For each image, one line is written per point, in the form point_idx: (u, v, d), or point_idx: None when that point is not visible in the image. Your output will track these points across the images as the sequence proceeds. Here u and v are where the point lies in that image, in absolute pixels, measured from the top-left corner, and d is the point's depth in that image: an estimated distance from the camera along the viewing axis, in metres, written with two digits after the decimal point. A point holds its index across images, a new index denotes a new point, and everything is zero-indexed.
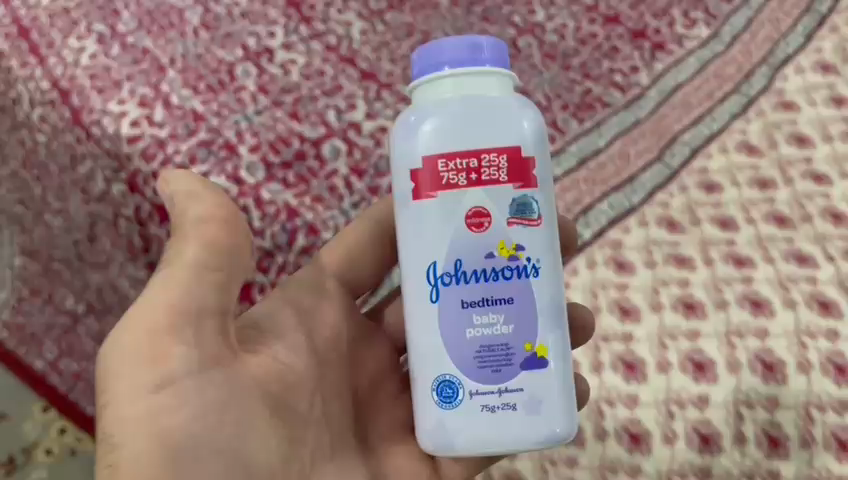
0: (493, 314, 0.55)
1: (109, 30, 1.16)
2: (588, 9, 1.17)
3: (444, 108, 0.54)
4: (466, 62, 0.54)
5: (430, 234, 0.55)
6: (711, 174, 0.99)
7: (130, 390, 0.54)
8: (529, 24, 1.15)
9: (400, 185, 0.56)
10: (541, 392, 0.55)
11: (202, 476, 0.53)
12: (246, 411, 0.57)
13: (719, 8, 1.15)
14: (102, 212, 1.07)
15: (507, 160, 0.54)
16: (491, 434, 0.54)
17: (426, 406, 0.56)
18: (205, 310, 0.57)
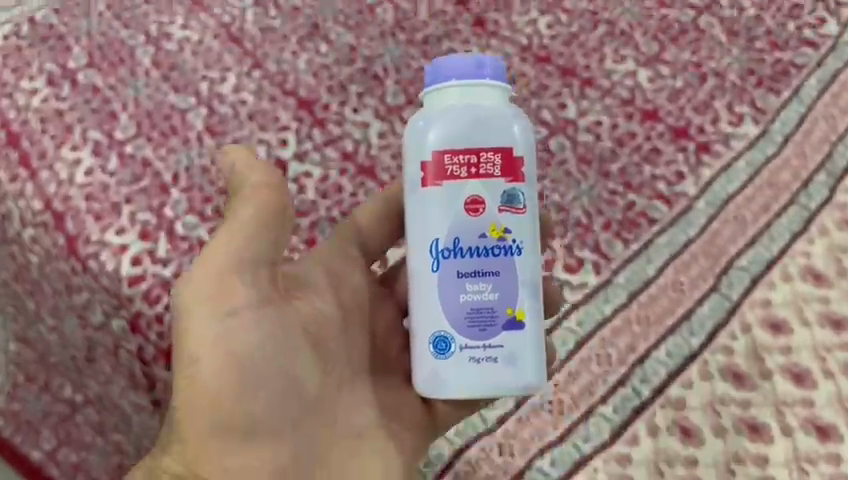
0: (483, 283, 0.68)
1: (105, 137, 1.08)
2: (624, 103, 1.10)
3: (449, 113, 0.66)
4: (470, 77, 0.66)
5: (434, 213, 0.68)
6: (775, 307, 0.93)
7: (204, 318, 0.70)
8: (562, 122, 1.07)
9: (411, 171, 0.69)
10: (517, 348, 0.67)
11: (260, 385, 0.71)
12: (289, 342, 0.73)
13: (767, 101, 1.09)
14: (101, 339, 0.99)
15: (500, 158, 0.67)
16: (475, 375, 0.67)
17: (425, 354, 0.69)
18: (262, 259, 0.72)
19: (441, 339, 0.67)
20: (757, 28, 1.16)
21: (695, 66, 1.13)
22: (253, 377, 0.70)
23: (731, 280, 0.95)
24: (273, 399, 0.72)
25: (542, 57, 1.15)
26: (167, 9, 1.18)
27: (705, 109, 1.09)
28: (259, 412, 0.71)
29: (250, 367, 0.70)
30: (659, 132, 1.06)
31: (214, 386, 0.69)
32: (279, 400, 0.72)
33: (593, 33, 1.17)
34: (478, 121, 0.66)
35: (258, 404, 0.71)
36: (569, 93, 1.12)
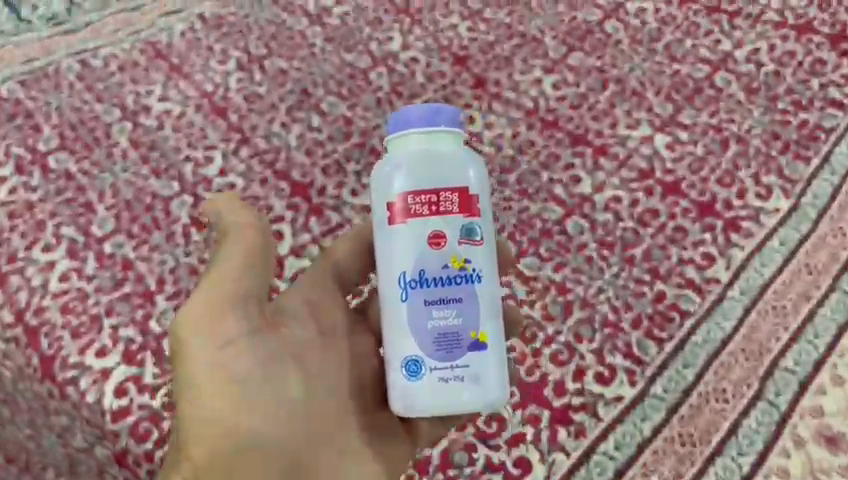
0: (448, 310, 0.61)
1: (81, 233, 1.02)
2: (643, 175, 1.04)
3: (408, 155, 0.61)
4: (425, 126, 0.60)
5: (398, 245, 0.61)
6: (826, 416, 0.90)
7: (200, 346, 0.65)
8: (578, 200, 1.01)
9: (378, 208, 0.63)
10: (482, 369, 0.61)
11: (253, 416, 0.65)
12: (287, 367, 0.67)
13: (797, 170, 1.03)
14: (85, 460, 0.93)
15: (458, 197, 0.61)
16: (441, 399, 0.60)
17: (394, 378, 0.62)
18: (252, 292, 0.67)
19: (411, 362, 0.61)
20: (776, 86, 1.12)
21: (715, 129, 1.08)
22: (244, 405, 0.65)
23: (782, 383, 0.91)
24: (272, 423, 0.65)
25: (550, 122, 1.13)
26: (143, 79, 1.13)
27: (729, 182, 1.02)
28: (257, 437, 0.65)
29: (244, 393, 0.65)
30: (684, 209, 1.00)
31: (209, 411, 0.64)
32: (275, 430, 0.65)
33: (604, 92, 1.15)
34: (433, 161, 0.61)
35: (254, 428, 0.65)
36: (580, 164, 1.06)
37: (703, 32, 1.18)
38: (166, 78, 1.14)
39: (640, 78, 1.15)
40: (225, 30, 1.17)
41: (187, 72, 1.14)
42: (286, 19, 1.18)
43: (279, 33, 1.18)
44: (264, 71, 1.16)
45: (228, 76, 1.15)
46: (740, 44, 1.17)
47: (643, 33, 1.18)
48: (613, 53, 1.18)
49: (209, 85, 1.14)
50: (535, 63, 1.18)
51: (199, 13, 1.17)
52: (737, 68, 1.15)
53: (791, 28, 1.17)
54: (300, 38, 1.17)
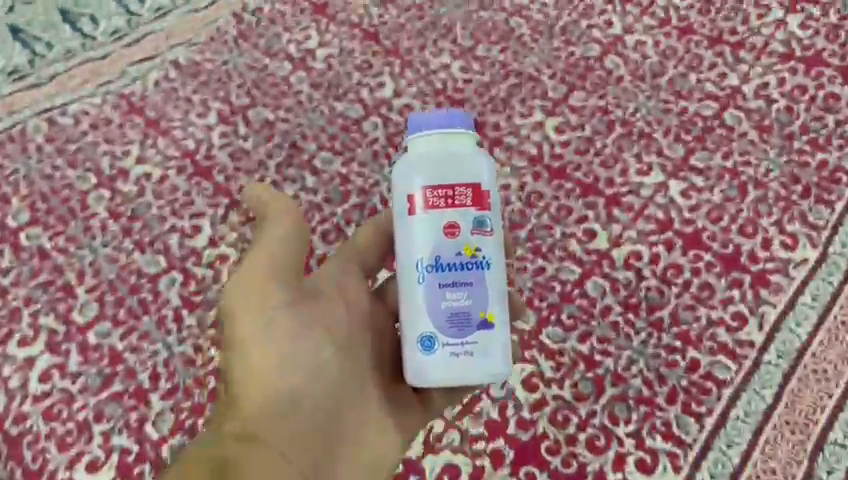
0: (459, 292, 0.66)
1: (61, 321, 0.99)
2: (660, 227, 0.99)
3: (426, 153, 0.66)
4: (443, 128, 0.66)
5: (414, 233, 0.66)
6: None
7: (249, 305, 0.73)
8: (596, 260, 0.96)
9: (398, 201, 0.67)
10: (490, 343, 0.66)
11: (289, 377, 0.71)
12: (319, 339, 0.73)
13: (820, 215, 1.00)
14: None
15: (471, 192, 0.66)
16: (452, 367, 0.65)
17: (411, 350, 0.67)
18: (290, 267, 0.74)
19: (426, 338, 0.65)
20: (790, 124, 1.07)
21: (730, 174, 1.04)
22: (283, 365, 0.71)
23: (833, 458, 0.89)
24: (308, 377, 0.72)
25: (556, 171, 1.07)
26: (118, 138, 1.10)
27: (752, 230, 0.98)
28: (296, 388, 0.71)
29: (287, 349, 0.72)
30: (708, 263, 0.96)
31: (258, 364, 0.71)
32: (308, 390, 0.71)
33: (610, 135, 1.11)
34: (449, 159, 0.66)
35: (294, 381, 0.71)
36: (593, 215, 1.01)
37: (707, 66, 1.16)
38: (143, 135, 1.11)
39: (645, 118, 1.12)
40: (202, 77, 1.15)
41: (165, 130, 1.12)
42: (266, 62, 1.17)
43: (263, 79, 1.16)
44: (249, 126, 1.13)
45: (212, 131, 1.12)
46: (746, 77, 1.14)
47: (644, 69, 1.18)
48: (614, 92, 1.15)
49: (189, 142, 1.11)
50: (534, 103, 1.16)
51: (173, 60, 1.16)
52: (746, 104, 1.11)
53: (798, 61, 1.13)
54: (283, 83, 1.16)
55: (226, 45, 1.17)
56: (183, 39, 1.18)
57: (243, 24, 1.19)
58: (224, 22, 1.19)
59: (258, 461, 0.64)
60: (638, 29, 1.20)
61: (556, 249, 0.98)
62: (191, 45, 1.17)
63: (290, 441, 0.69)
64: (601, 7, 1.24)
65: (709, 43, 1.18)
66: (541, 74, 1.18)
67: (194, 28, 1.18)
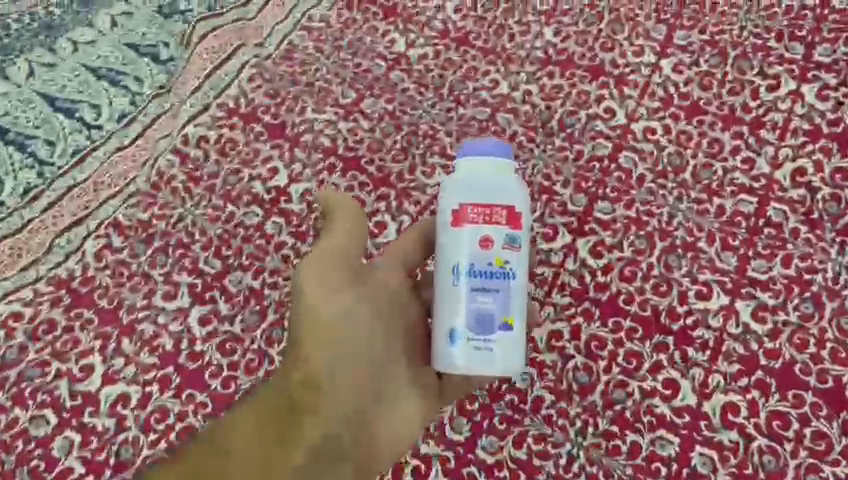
0: (486, 298, 0.66)
1: None
2: (745, 364, 0.88)
3: (465, 177, 0.67)
4: (487, 156, 0.67)
5: (453, 241, 0.66)
6: None
7: (317, 276, 0.73)
8: (692, 427, 0.86)
9: (442, 209, 0.68)
10: (507, 348, 0.66)
11: (335, 355, 0.71)
12: (364, 322, 0.73)
13: None
14: None
15: (506, 214, 0.66)
16: (476, 365, 0.66)
17: (439, 345, 0.68)
18: (348, 255, 0.75)
19: (453, 332, 0.66)
20: (841, 217, 0.98)
21: (799, 285, 0.93)
22: (332, 345, 0.71)
23: None
24: (360, 352, 0.72)
25: (608, 304, 0.94)
26: (69, 351, 0.97)
27: (845, 356, 0.87)
28: (353, 357, 0.71)
29: (349, 320, 0.72)
30: (813, 405, 0.85)
31: (317, 331, 0.71)
32: (352, 369, 0.71)
33: (653, 252, 0.98)
34: (488, 182, 0.66)
35: (348, 349, 0.71)
36: (666, 360, 0.89)
37: (728, 151, 1.06)
38: (103, 336, 0.97)
39: (683, 225, 1.00)
40: (157, 242, 1.02)
41: (129, 325, 0.98)
42: (229, 208, 1.05)
43: (233, 231, 1.03)
44: (230, 300, 0.99)
45: (187, 315, 0.98)
46: (777, 162, 1.04)
47: (663, 162, 1.07)
48: (641, 197, 1.03)
49: (161, 336, 0.97)
50: (555, 220, 1.03)
51: (112, 221, 1.05)
52: (786, 195, 1.01)
53: (827, 138, 1.04)
54: (258, 234, 1.03)
55: (176, 195, 1.06)
56: (114, 188, 1.08)
57: (189, 163, 1.09)
58: (164, 161, 1.10)
59: (314, 416, 0.69)
60: (641, 113, 1.11)
61: (642, 415, 0.87)
62: (127, 196, 1.07)
63: (343, 402, 0.70)
64: (596, 93, 1.14)
65: (722, 124, 1.09)
66: (554, 183, 1.06)
67: (124, 169, 1.10)
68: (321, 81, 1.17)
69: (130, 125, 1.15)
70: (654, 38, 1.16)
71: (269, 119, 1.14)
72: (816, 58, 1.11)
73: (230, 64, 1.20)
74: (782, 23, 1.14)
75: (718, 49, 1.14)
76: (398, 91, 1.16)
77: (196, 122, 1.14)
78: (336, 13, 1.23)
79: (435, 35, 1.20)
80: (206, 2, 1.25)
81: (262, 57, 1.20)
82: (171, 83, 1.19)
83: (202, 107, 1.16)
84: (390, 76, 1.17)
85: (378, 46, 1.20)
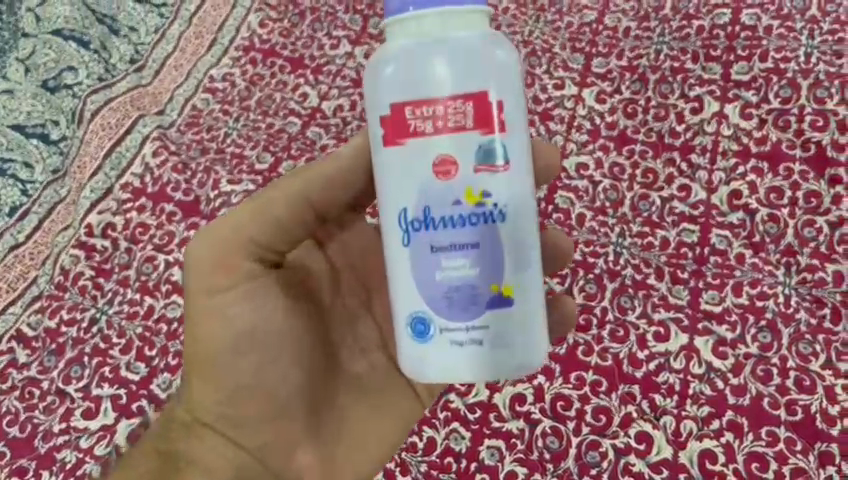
0: (459, 260, 0.50)
1: None
2: (712, 406, 0.88)
3: (408, 52, 0.48)
4: (430, 3, 0.47)
5: (396, 170, 0.50)
6: None
7: (203, 285, 0.60)
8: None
9: (373, 117, 0.51)
10: (506, 330, 0.51)
11: (227, 386, 0.62)
12: (259, 339, 0.62)
13: None
14: None
15: (472, 105, 0.48)
16: (456, 361, 0.51)
17: (401, 339, 0.53)
18: (251, 248, 0.59)
19: (418, 321, 0.51)
20: (782, 237, 0.96)
21: (753, 313, 0.92)
22: (222, 373, 0.62)
23: None
24: (263, 382, 0.63)
25: (567, 358, 0.93)
26: None
27: (810, 384, 0.87)
28: (258, 388, 0.63)
29: (240, 342, 0.61)
30: (788, 439, 0.85)
31: (205, 358, 0.61)
32: (248, 399, 0.63)
33: (604, 295, 0.96)
34: (440, 53, 0.47)
35: (241, 378, 0.62)
36: (636, 412, 0.89)
37: (664, 180, 1.01)
38: (18, 471, 0.89)
39: (630, 262, 0.97)
40: (70, 353, 0.96)
41: (48, 454, 0.89)
42: (148, 300, 0.98)
43: (155, 327, 0.96)
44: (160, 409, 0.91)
45: (114, 432, 0.90)
46: (711, 186, 1.00)
47: (600, 198, 1.01)
48: (584, 237, 0.99)
49: (86, 462, 0.88)
50: None
51: (15, 331, 0.98)
52: (726, 220, 0.98)
53: (758, 157, 1.00)
54: (182, 327, 0.96)
55: (86, 294, 1.00)
56: (11, 294, 1.01)
57: (96, 256, 1.02)
58: (67, 258, 1.02)
59: (206, 457, 0.64)
60: (571, 148, 1.05)
61: (620, 475, 0.85)
62: (29, 301, 1.00)
63: (243, 433, 0.64)
64: None
65: (653, 152, 1.03)
66: None
67: (22, 270, 1.02)
68: (232, 147, 1.09)
69: (25, 218, 1.06)
70: (573, 69, 1.10)
71: (182, 197, 1.05)
72: (733, 77, 1.05)
73: (131, 139, 1.10)
74: (695, 43, 1.08)
75: (637, 75, 1.08)
76: (317, 149, 1.07)
77: (100, 208, 1.05)
78: (239, 71, 1.16)
79: (348, 84, 1.12)
80: (96, 73, 1.16)
81: (165, 127, 1.11)
82: (66, 167, 1.09)
83: (103, 191, 1.06)
84: (306, 133, 1.09)
85: (290, 103, 1.12)
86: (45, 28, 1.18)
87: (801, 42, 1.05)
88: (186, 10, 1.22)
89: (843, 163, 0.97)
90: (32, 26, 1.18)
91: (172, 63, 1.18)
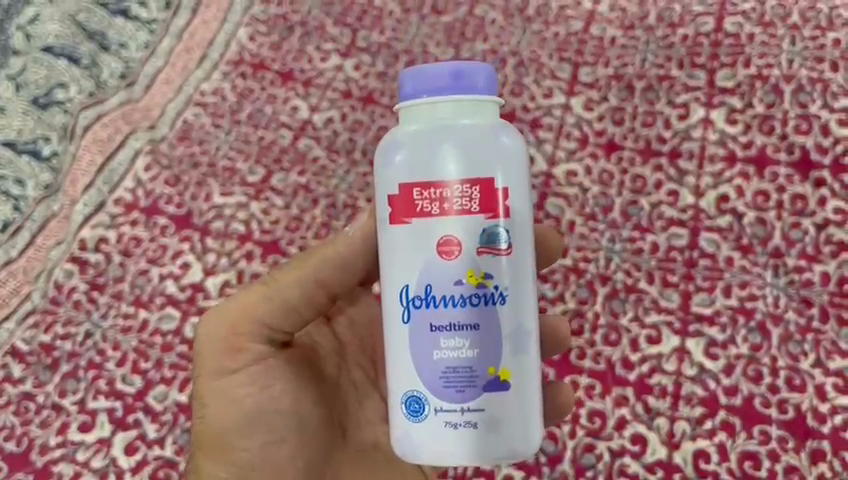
0: (460, 339, 0.55)
1: None
2: (701, 408, 0.91)
3: (417, 137, 0.54)
4: (447, 92, 0.53)
5: (400, 251, 0.55)
6: None
7: (215, 364, 0.67)
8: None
9: (381, 199, 0.56)
10: (501, 414, 0.55)
11: (234, 462, 0.67)
12: (266, 417, 0.67)
13: None
14: None
15: (479, 190, 0.54)
16: (448, 445, 0.54)
17: (396, 418, 0.57)
18: (262, 328, 0.66)
19: (413, 400, 0.55)
20: (770, 239, 0.97)
21: (743, 315, 0.94)
22: (230, 451, 0.67)
23: None
24: (274, 459, 0.67)
25: (561, 364, 0.95)
26: None
27: (800, 382, 0.91)
28: (264, 466, 0.67)
29: (248, 420, 0.67)
30: (780, 438, 0.89)
31: (215, 436, 0.67)
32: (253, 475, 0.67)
33: (597, 300, 0.97)
34: (450, 139, 0.53)
35: (248, 455, 0.67)
36: (629, 414, 0.92)
37: (652, 186, 1.01)
38: None
39: (621, 267, 0.98)
40: (65, 366, 0.99)
41: (45, 469, 0.96)
42: (143, 314, 1.01)
43: (149, 340, 1.00)
44: (157, 421, 0.97)
45: (110, 445, 0.96)
46: (699, 191, 1.00)
47: (590, 205, 1.02)
48: (575, 243, 1.00)
49: (83, 475, 0.95)
50: None
51: (10, 347, 1.00)
52: (714, 223, 0.99)
53: (744, 162, 1.01)
54: (178, 340, 1.00)
55: (81, 309, 1.02)
56: (4, 309, 1.02)
57: (90, 270, 1.04)
58: (61, 272, 1.04)
59: None
60: (560, 157, 1.05)
61: (616, 477, 0.90)
62: (23, 317, 1.02)
63: None
64: None
65: (641, 158, 1.03)
66: None
67: (15, 285, 1.03)
68: (224, 160, 1.10)
69: (17, 234, 1.05)
70: (561, 78, 1.09)
71: (174, 210, 1.07)
72: (718, 84, 1.05)
73: (122, 155, 1.10)
74: (680, 51, 1.08)
75: (624, 82, 1.07)
76: (309, 161, 1.09)
77: (92, 223, 1.06)
78: (230, 85, 1.15)
79: (338, 96, 1.13)
80: (86, 89, 1.15)
81: (157, 141, 1.11)
82: (58, 182, 1.09)
83: (97, 205, 1.07)
84: (298, 145, 1.10)
85: (281, 115, 1.12)
86: (35, 45, 1.18)
87: (784, 48, 1.06)
88: (177, 25, 1.18)
89: (826, 165, 1.00)
90: (23, 43, 1.18)
91: (164, 77, 1.15)
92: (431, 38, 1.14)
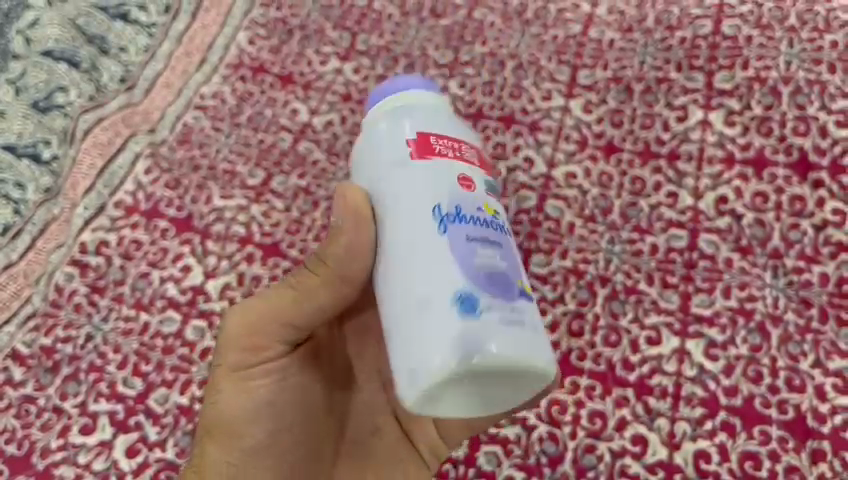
0: (494, 250, 0.54)
1: None
2: (703, 408, 0.90)
3: (417, 111, 0.58)
4: (427, 93, 0.60)
5: (425, 179, 0.55)
6: None
7: (234, 355, 0.68)
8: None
9: (391, 149, 0.57)
10: (537, 323, 0.53)
11: (239, 449, 0.68)
12: (274, 408, 0.69)
13: None
14: None
15: (476, 152, 0.59)
16: (510, 341, 0.50)
17: (444, 326, 0.50)
18: (284, 325, 0.66)
19: (468, 296, 0.50)
20: (769, 240, 0.97)
21: (742, 315, 0.94)
22: (237, 438, 0.68)
23: None
24: (276, 446, 0.69)
25: (561, 364, 0.95)
26: None
27: (800, 383, 0.90)
28: (268, 455, 0.68)
29: (258, 411, 0.68)
30: (780, 438, 0.88)
31: (225, 423, 0.68)
32: (257, 464, 0.68)
33: (597, 302, 0.97)
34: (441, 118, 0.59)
35: (253, 443, 0.68)
36: (630, 414, 0.91)
37: (651, 187, 1.02)
38: None
39: (621, 268, 0.98)
40: (65, 369, 0.99)
41: (46, 471, 0.94)
42: (143, 317, 1.01)
43: (150, 343, 1.00)
44: (157, 423, 0.96)
45: (111, 448, 0.95)
46: (698, 192, 1.01)
47: (589, 207, 1.02)
48: (574, 245, 1.00)
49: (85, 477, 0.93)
50: None
51: (11, 350, 1.00)
52: (713, 224, 0.99)
53: (743, 164, 1.02)
54: (178, 342, 1.00)
55: (82, 311, 1.02)
56: (4, 312, 1.02)
57: (90, 272, 1.04)
58: (61, 275, 1.04)
59: None
60: (559, 159, 1.05)
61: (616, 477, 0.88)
62: (23, 320, 1.01)
63: None
64: (513, 143, 1.07)
65: (640, 160, 1.03)
66: None
67: (15, 288, 1.03)
68: (224, 163, 1.10)
69: (17, 237, 1.06)
70: (560, 80, 1.10)
71: (175, 213, 1.07)
72: (716, 85, 1.06)
73: (122, 159, 1.10)
74: (678, 54, 1.09)
75: (623, 85, 1.08)
76: (309, 164, 1.09)
77: (93, 226, 1.06)
78: (230, 88, 1.15)
79: (338, 99, 1.13)
80: (86, 93, 1.15)
81: (157, 144, 1.11)
82: (58, 185, 1.09)
83: (98, 208, 1.07)
84: (298, 148, 1.10)
85: (281, 118, 1.12)
86: (35, 49, 1.18)
87: (781, 50, 1.07)
88: (177, 29, 1.20)
89: (824, 167, 1.00)
90: (23, 47, 1.19)
91: (165, 80, 1.16)
92: (430, 41, 1.15)
